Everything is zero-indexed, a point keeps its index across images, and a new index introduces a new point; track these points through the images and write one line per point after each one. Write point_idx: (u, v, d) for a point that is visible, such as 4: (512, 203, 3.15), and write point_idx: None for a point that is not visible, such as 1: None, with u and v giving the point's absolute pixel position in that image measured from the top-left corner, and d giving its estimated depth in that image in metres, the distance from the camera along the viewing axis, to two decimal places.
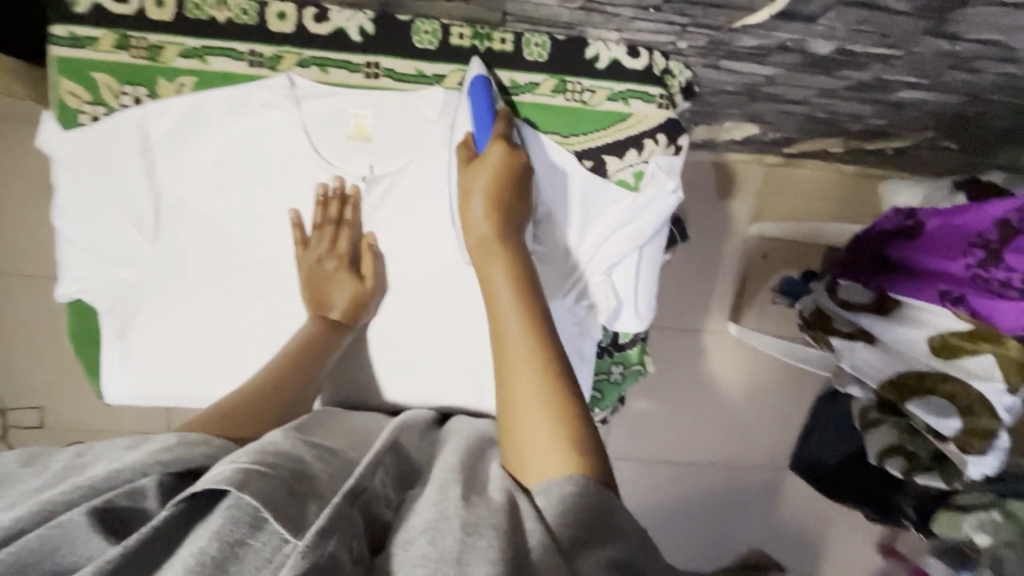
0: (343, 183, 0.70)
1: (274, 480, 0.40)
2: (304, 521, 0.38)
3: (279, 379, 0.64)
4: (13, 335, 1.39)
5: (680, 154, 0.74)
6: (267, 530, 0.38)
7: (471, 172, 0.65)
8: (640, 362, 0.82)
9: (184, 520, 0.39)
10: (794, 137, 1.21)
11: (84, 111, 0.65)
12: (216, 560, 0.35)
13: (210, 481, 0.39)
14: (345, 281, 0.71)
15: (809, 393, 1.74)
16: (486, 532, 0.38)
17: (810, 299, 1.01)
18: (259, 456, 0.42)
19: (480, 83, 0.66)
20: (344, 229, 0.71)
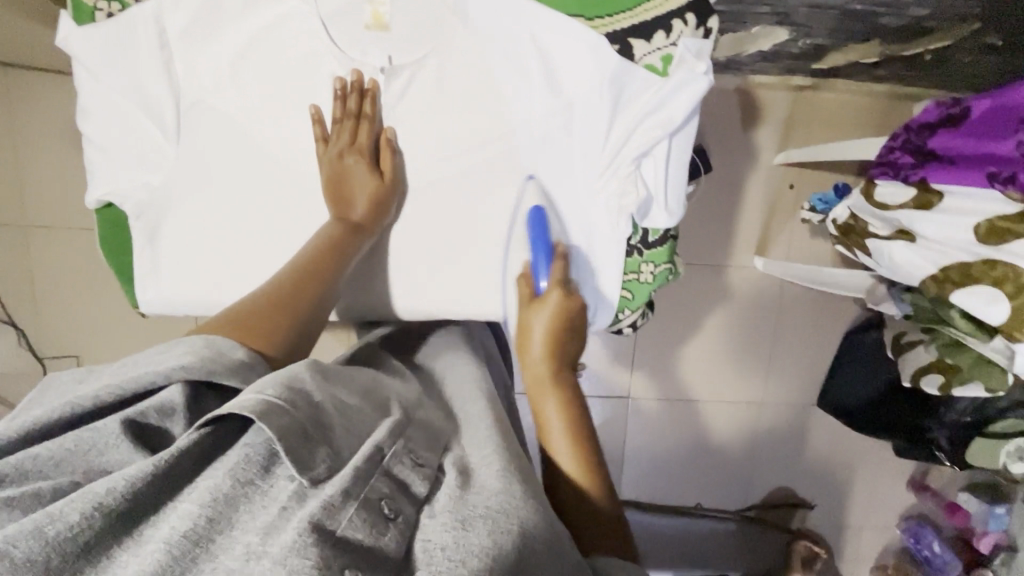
0: (360, 76, 0.68)
1: (293, 420, 0.39)
2: (318, 466, 0.39)
3: (309, 276, 0.62)
4: (50, 287, 1.48)
5: (709, 37, 0.70)
6: (276, 475, 0.39)
7: (530, 307, 0.65)
8: (669, 262, 0.79)
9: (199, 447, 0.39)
10: (826, 45, 1.15)
11: (99, 7, 0.65)
12: (229, 496, 0.37)
13: (231, 409, 0.38)
14: (366, 179, 0.69)
15: (839, 329, 1.70)
16: (511, 518, 0.40)
17: (845, 206, 1.00)
18: (285, 391, 0.41)
19: (537, 218, 0.72)
20: (363, 124, 0.69)
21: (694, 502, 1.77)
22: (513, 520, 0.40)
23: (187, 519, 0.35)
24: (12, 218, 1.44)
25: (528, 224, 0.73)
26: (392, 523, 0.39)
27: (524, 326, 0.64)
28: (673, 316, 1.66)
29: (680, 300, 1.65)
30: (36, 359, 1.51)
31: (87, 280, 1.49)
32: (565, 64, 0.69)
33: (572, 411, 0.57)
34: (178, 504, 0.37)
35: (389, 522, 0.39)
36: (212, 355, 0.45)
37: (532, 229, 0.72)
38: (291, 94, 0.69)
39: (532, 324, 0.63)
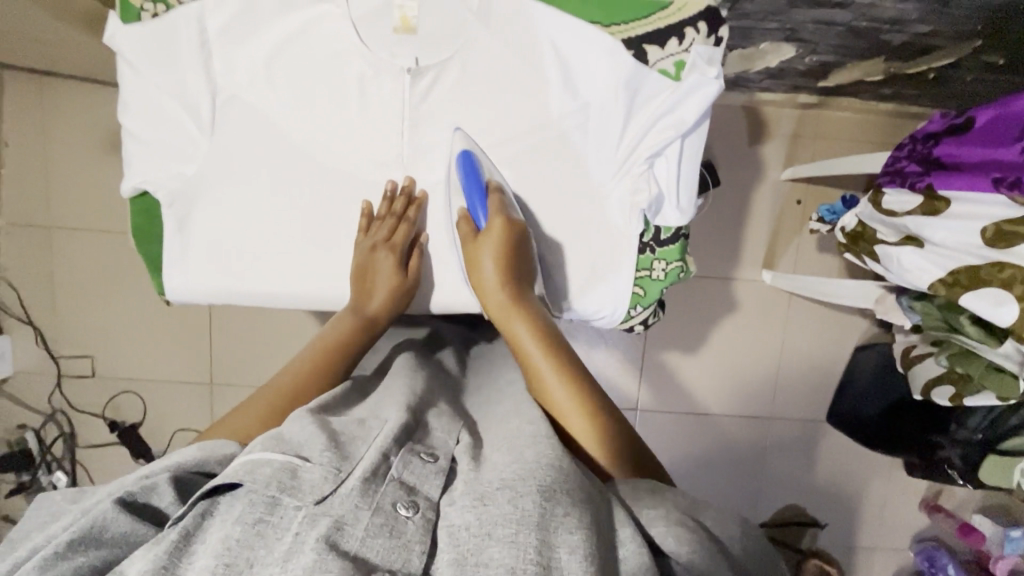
0: (411, 183, 0.76)
1: (281, 466, 0.43)
2: (320, 487, 0.42)
3: (314, 373, 0.65)
4: (70, 289, 1.54)
5: (721, 46, 0.74)
6: (283, 504, 0.41)
7: (479, 246, 0.71)
8: (681, 260, 0.79)
9: (201, 515, 0.42)
10: (832, 62, 1.19)
11: (145, 9, 0.68)
12: (243, 541, 0.39)
13: (222, 478, 0.43)
14: (391, 275, 0.73)
15: (847, 344, 1.70)
16: (526, 483, 0.43)
17: (853, 215, 1.02)
18: (269, 442, 0.46)
19: (467, 161, 0.72)
20: (404, 224, 0.75)
21: None
22: (531, 483, 0.43)
23: (206, 571, 0.37)
24: (38, 220, 1.51)
25: (457, 173, 0.74)
26: (411, 520, 0.42)
27: (475, 265, 0.71)
28: (680, 329, 1.66)
29: (688, 313, 1.66)
30: (51, 357, 1.56)
31: (106, 280, 1.54)
32: (583, 70, 0.73)
33: (555, 358, 0.62)
34: (192, 563, 0.39)
35: (407, 519, 0.42)
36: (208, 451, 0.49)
37: (463, 177, 0.72)
38: (319, 90, 0.72)
39: (488, 275, 0.69)
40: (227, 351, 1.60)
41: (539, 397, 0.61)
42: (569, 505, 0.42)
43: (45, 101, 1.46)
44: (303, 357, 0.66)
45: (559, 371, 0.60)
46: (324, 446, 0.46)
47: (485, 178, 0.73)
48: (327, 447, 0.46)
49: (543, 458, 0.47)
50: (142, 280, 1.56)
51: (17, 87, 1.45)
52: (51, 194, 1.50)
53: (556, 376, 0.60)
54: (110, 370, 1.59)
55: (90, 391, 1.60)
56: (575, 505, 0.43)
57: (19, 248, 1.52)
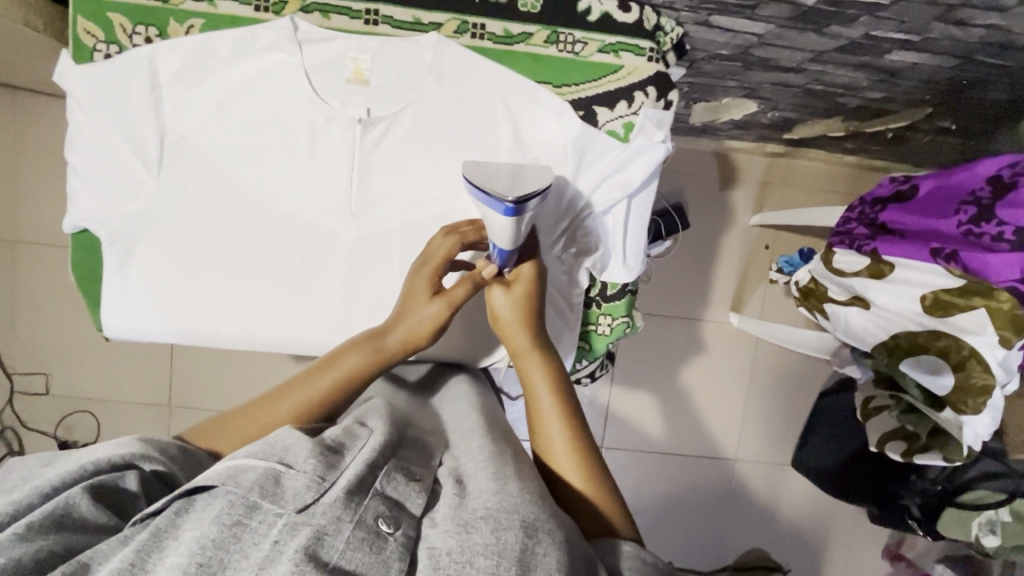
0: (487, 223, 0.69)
1: (265, 469, 0.42)
2: (302, 494, 0.41)
3: (331, 390, 0.58)
4: (27, 305, 1.52)
5: (669, 108, 0.76)
6: (263, 510, 0.39)
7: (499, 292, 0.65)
8: (627, 315, 0.80)
9: (176, 514, 0.40)
10: (793, 118, 1.23)
11: (99, 49, 0.70)
12: (219, 541, 0.37)
13: (199, 479, 0.41)
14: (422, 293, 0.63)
15: (811, 388, 1.72)
16: (508, 513, 0.42)
17: (806, 270, 1.04)
18: (258, 450, 0.44)
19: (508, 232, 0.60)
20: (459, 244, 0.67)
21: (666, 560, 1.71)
22: (515, 515, 0.42)
23: (178, 568, 0.36)
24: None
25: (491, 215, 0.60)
26: (392, 538, 0.40)
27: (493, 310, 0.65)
28: (647, 367, 1.66)
29: (656, 352, 1.66)
30: (5, 374, 1.53)
31: (65, 296, 1.52)
32: (536, 128, 0.74)
33: (568, 420, 0.58)
34: (164, 559, 0.37)
35: (388, 536, 0.40)
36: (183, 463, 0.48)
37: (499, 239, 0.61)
38: (268, 132, 0.72)
39: (503, 311, 0.63)
40: (188, 374, 1.57)
41: (541, 452, 0.58)
42: (549, 542, 0.41)
43: (17, 116, 1.46)
44: (322, 369, 0.59)
45: (570, 431, 0.57)
46: (311, 452, 0.44)
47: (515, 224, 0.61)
48: (313, 454, 0.44)
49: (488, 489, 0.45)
50: None
51: None
52: (15, 208, 1.48)
53: (560, 424, 0.57)
54: (64, 389, 1.55)
55: (42, 410, 1.56)
56: (554, 541, 0.41)
57: None
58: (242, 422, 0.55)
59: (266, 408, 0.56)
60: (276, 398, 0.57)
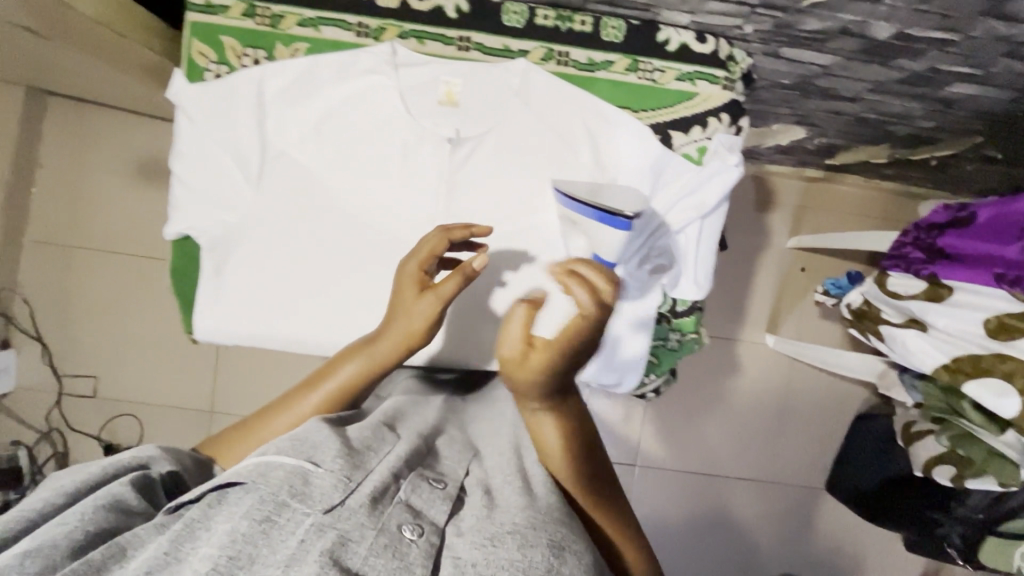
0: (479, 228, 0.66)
1: (294, 467, 0.41)
2: (330, 495, 0.40)
3: (330, 402, 0.60)
4: (82, 309, 1.56)
5: (740, 133, 0.79)
6: (291, 509, 0.39)
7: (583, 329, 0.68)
8: (696, 331, 0.83)
9: (208, 506, 0.40)
10: (838, 144, 1.26)
11: (210, 69, 0.75)
12: (245, 536, 0.37)
13: (235, 472, 0.41)
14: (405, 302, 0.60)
15: (846, 411, 1.72)
16: (536, 533, 0.41)
17: (859, 292, 1.06)
18: (287, 448, 0.44)
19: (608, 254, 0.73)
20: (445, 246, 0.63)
21: None
22: (542, 535, 0.41)
23: (207, 560, 0.35)
24: (61, 239, 1.54)
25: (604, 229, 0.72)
26: (415, 545, 0.38)
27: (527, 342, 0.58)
28: (682, 385, 1.67)
29: (691, 370, 1.67)
30: (55, 376, 1.56)
31: (117, 301, 1.56)
32: (615, 149, 0.77)
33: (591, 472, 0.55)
34: (195, 550, 0.37)
35: (412, 542, 0.38)
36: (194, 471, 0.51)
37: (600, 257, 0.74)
38: (361, 149, 0.76)
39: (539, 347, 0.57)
40: (230, 380, 1.60)
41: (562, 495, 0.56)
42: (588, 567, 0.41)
43: (85, 127, 1.52)
44: (315, 381, 0.61)
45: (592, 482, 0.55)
46: (339, 456, 0.43)
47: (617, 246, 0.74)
48: (340, 455, 0.44)
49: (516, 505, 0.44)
50: (153, 306, 1.57)
51: (57, 113, 1.51)
52: (76, 214, 1.54)
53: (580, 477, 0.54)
54: (110, 392, 1.58)
55: (88, 412, 1.59)
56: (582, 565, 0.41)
57: (38, 266, 1.54)
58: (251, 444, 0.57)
59: (270, 430, 0.58)
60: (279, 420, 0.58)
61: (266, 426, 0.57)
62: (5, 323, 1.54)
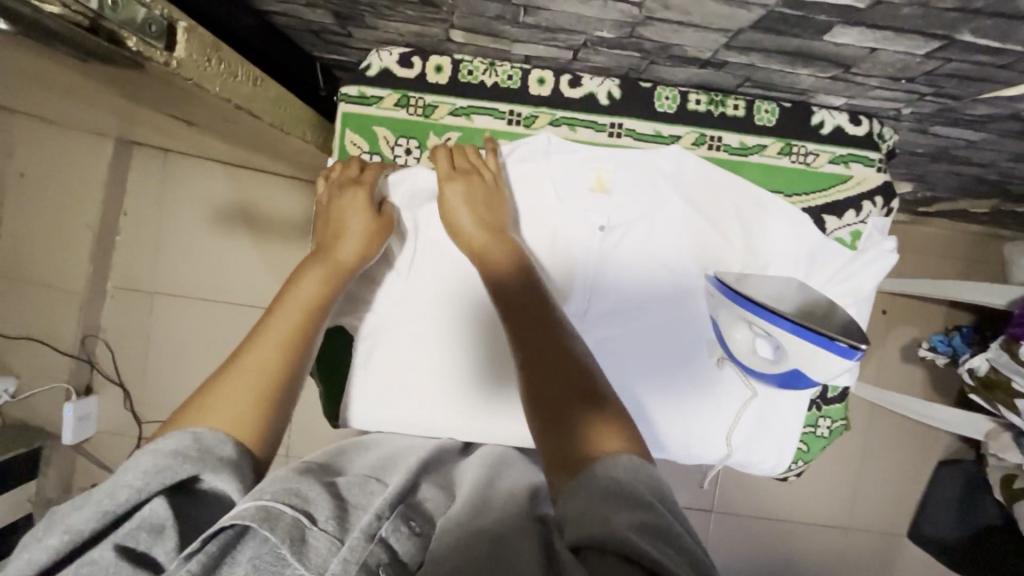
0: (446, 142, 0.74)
1: (289, 520, 0.41)
2: (324, 560, 0.40)
3: (304, 326, 0.60)
4: (162, 355, 1.57)
5: (892, 215, 0.78)
6: (288, 572, 0.39)
7: None
8: (846, 418, 0.81)
9: (210, 561, 0.39)
10: (941, 196, 1.23)
11: (362, 158, 0.75)
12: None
13: (232, 518, 0.40)
14: (357, 207, 0.70)
15: (930, 457, 1.67)
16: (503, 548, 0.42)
17: (984, 358, 1.03)
18: (284, 493, 0.43)
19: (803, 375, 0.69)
20: (367, 167, 0.73)
21: None
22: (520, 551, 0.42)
23: None
24: (144, 285, 1.56)
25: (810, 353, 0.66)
26: None
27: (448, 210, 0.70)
28: None
29: None
30: (136, 420, 1.57)
31: (196, 346, 1.57)
32: (769, 234, 0.75)
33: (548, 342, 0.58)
34: None
35: None
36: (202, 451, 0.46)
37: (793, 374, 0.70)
38: None
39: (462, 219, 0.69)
40: None
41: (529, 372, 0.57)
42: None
43: (168, 176, 1.54)
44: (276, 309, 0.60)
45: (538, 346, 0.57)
46: (330, 511, 0.44)
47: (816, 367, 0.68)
48: (334, 512, 0.44)
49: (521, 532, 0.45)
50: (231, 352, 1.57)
51: (142, 162, 1.53)
52: (158, 261, 1.55)
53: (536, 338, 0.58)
54: None
55: None
56: None
57: (121, 312, 1.56)
58: (225, 388, 0.52)
59: (235, 368, 0.54)
60: (244, 354, 0.55)
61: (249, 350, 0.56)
62: (89, 370, 1.55)
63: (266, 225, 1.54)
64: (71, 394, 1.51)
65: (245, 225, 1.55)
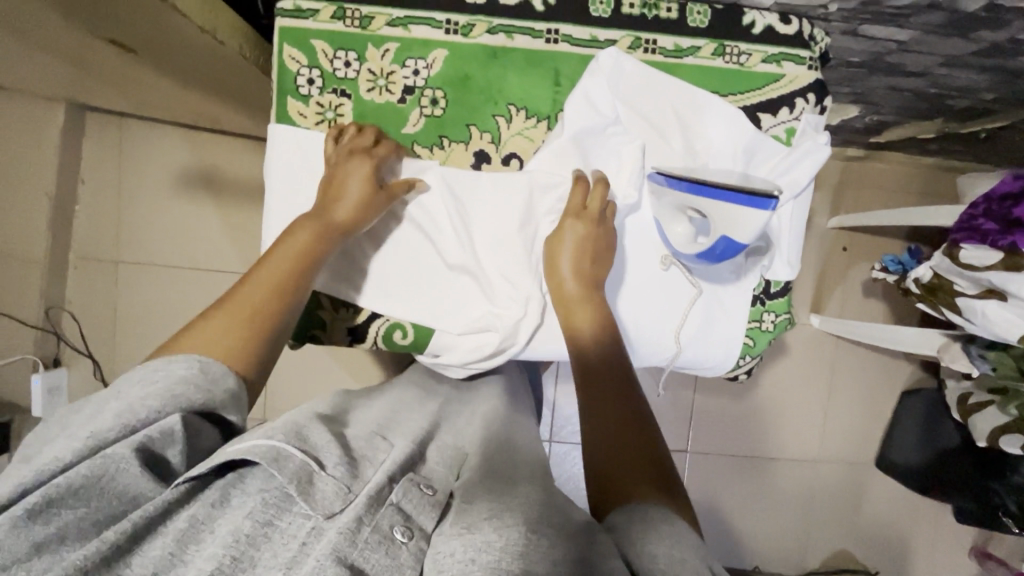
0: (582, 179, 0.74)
1: (299, 464, 0.42)
2: (330, 502, 0.41)
3: (294, 284, 0.62)
4: (131, 324, 1.56)
5: (825, 113, 0.80)
6: (293, 510, 0.40)
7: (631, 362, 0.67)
8: (789, 311, 0.83)
9: (218, 504, 0.41)
10: (889, 120, 1.26)
11: (301, 73, 0.75)
12: (249, 537, 0.38)
13: (246, 451, 0.42)
14: (358, 176, 0.70)
15: (894, 387, 1.73)
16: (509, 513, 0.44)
17: (928, 266, 1.07)
18: (292, 437, 0.45)
19: (725, 243, 0.70)
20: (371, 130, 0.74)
21: (752, 564, 1.70)
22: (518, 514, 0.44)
23: (212, 560, 0.36)
24: (107, 255, 1.54)
25: (734, 209, 0.68)
26: (406, 546, 0.40)
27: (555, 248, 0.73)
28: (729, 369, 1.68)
29: None
30: None
31: (164, 313, 1.56)
32: (705, 132, 0.78)
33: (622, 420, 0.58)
34: (200, 551, 0.38)
35: (402, 544, 0.40)
36: (201, 387, 0.48)
37: (717, 245, 0.71)
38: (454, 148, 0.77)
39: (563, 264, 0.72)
40: None
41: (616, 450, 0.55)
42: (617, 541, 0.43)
43: (124, 142, 1.51)
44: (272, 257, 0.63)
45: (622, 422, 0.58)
46: (338, 458, 0.45)
47: (741, 232, 0.69)
48: (342, 460, 0.45)
49: (513, 488, 0.46)
50: None
51: (97, 129, 1.50)
52: (120, 228, 1.53)
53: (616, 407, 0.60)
54: None
55: None
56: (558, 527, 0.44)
57: (86, 283, 1.54)
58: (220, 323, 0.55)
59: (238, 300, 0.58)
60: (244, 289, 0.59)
61: (249, 293, 0.58)
62: (55, 342, 1.53)
63: (228, 187, 1.53)
64: (39, 365, 1.48)
65: (207, 190, 1.54)
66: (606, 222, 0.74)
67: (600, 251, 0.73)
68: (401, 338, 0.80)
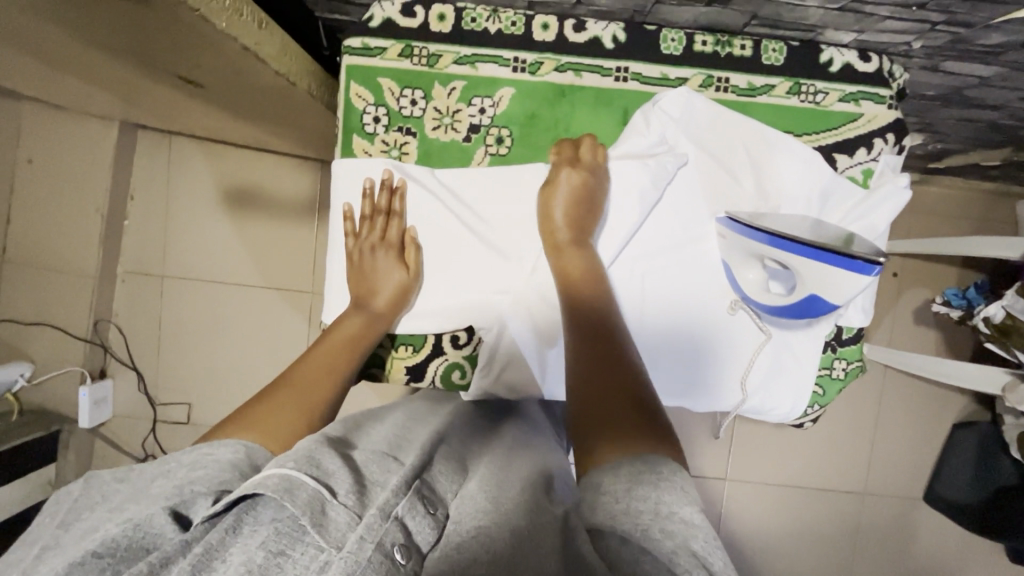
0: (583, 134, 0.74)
1: (313, 492, 0.39)
2: (343, 534, 0.38)
3: (334, 366, 0.63)
4: (174, 340, 1.58)
5: (904, 153, 0.77)
6: (306, 540, 0.38)
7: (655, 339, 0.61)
8: (861, 358, 0.81)
9: (228, 530, 0.38)
10: (954, 148, 1.21)
11: (367, 111, 0.75)
12: (262, 567, 0.36)
13: (257, 482, 0.39)
14: (390, 270, 0.73)
15: (944, 418, 1.66)
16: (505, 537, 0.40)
17: (1000, 306, 1.02)
18: (303, 463, 0.41)
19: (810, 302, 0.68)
20: (392, 219, 0.74)
21: None
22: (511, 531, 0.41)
23: None
24: (152, 269, 1.56)
25: (829, 270, 0.65)
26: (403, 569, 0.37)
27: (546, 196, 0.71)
28: None
29: None
30: (150, 404, 1.58)
31: (206, 328, 1.57)
32: (779, 173, 0.74)
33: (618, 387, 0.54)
34: None
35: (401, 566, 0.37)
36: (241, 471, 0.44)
37: (797, 305, 0.70)
38: (519, 184, 0.75)
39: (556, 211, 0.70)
40: None
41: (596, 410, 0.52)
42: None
43: (172, 160, 1.54)
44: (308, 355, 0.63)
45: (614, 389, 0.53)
46: (350, 485, 0.42)
47: (835, 294, 0.66)
48: (354, 488, 0.42)
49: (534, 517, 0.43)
50: (241, 334, 1.58)
51: (146, 146, 1.53)
52: (165, 242, 1.56)
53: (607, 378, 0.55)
54: (202, 418, 1.59)
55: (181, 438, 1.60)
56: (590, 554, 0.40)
57: (132, 298, 1.57)
58: (272, 410, 0.53)
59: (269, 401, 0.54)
60: (294, 368, 0.60)
61: (284, 394, 0.55)
62: (102, 354, 1.56)
63: (270, 205, 1.54)
64: (86, 377, 1.51)
65: (250, 206, 1.55)
66: (602, 175, 0.72)
67: (593, 208, 0.71)
68: (460, 377, 0.79)
